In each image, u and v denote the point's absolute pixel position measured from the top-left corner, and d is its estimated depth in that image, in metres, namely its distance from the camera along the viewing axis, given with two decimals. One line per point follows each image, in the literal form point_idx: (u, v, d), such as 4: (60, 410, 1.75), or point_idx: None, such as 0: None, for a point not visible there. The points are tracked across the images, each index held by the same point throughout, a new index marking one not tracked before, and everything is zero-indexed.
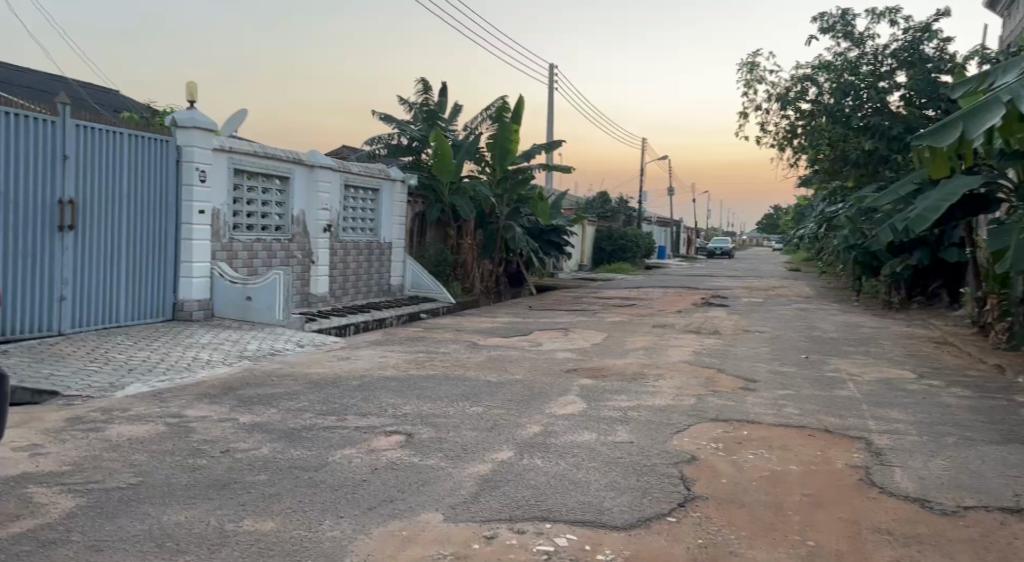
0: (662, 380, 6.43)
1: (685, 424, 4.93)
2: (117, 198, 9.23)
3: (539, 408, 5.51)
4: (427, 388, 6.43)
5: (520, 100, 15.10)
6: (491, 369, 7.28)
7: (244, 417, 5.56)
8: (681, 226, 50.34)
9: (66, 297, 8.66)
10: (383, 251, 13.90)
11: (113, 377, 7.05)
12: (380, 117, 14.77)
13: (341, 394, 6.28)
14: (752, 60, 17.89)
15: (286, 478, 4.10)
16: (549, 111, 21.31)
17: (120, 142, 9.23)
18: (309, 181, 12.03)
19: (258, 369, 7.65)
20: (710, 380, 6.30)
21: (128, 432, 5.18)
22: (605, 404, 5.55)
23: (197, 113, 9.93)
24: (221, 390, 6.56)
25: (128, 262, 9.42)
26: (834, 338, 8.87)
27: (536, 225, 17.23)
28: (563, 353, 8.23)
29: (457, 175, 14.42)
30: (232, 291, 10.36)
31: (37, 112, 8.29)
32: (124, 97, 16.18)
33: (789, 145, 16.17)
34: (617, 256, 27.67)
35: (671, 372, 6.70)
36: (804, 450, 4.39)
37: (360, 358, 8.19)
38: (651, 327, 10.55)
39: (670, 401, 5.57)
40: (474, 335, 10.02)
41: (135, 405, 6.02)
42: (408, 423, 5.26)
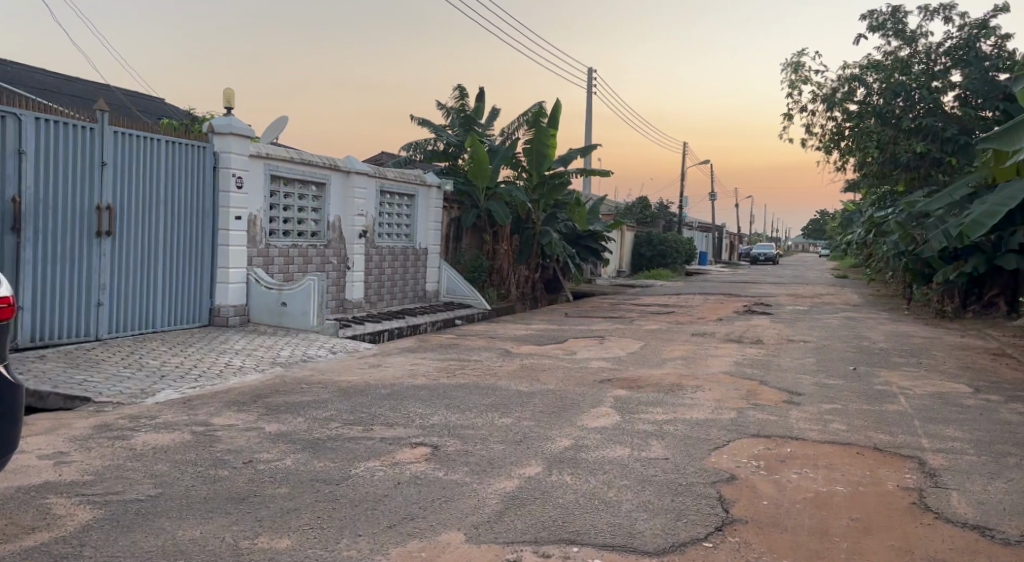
0: (700, 392, 6.19)
1: (724, 439, 4.70)
2: (155, 203, 9.27)
3: (571, 420, 5.32)
4: (456, 398, 6.28)
5: (557, 104, 14.95)
6: (524, 379, 7.11)
7: (270, 426, 5.47)
8: (724, 230, 49.60)
9: (103, 302, 8.71)
10: (419, 256, 13.83)
11: (145, 383, 7.03)
12: (417, 123, 14.72)
13: (370, 403, 6.16)
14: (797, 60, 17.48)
15: (307, 491, 3.97)
16: (587, 114, 21.10)
17: (157, 148, 9.26)
18: (346, 187, 12.01)
19: (289, 376, 7.58)
20: (750, 393, 6.05)
21: (154, 441, 5.11)
22: (640, 417, 5.34)
23: (235, 119, 9.93)
24: (251, 397, 6.49)
25: (164, 267, 9.45)
26: (883, 348, 8.51)
27: (573, 231, 17.03)
28: (598, 362, 8.02)
29: (494, 180, 14.29)
30: (267, 297, 10.34)
31: (76, 119, 8.34)
32: (166, 105, 16.40)
33: (836, 149, 15.73)
34: (657, 261, 27.30)
35: (710, 384, 6.46)
36: (852, 470, 4.13)
37: (392, 366, 8.08)
38: (690, 336, 10.27)
39: (708, 414, 5.33)
40: (509, 343, 9.85)
41: (164, 412, 5.97)
42: (435, 435, 5.11)
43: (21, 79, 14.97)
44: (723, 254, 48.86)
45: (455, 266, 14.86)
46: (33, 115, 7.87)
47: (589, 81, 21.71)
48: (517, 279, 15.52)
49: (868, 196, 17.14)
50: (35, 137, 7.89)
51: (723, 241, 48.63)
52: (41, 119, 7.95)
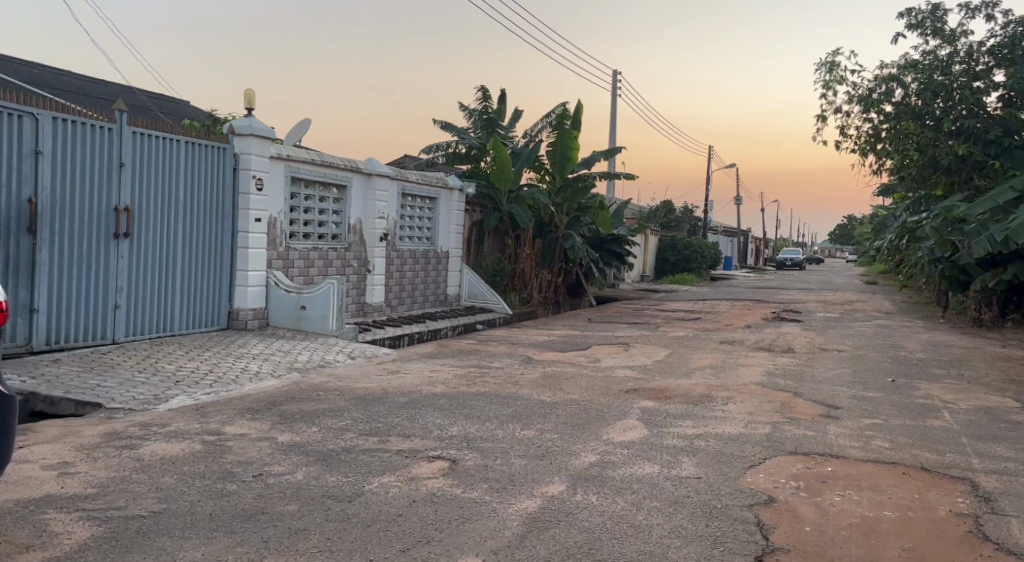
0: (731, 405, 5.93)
1: (760, 457, 4.42)
2: (174, 204, 9.14)
3: (596, 433, 5.07)
4: (476, 408, 6.05)
5: (582, 105, 14.70)
6: (546, 388, 6.87)
7: (283, 436, 5.27)
8: (749, 234, 48.99)
9: (121, 305, 8.59)
10: (440, 260, 13.63)
11: (159, 388, 6.87)
12: (439, 125, 14.54)
13: (387, 413, 5.95)
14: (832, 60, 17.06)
15: (317, 510, 3.75)
16: (612, 116, 20.84)
17: (177, 149, 9.13)
18: (367, 190, 11.83)
19: (306, 382, 7.40)
20: (785, 407, 5.77)
21: (162, 451, 4.93)
22: (669, 431, 5.08)
23: (255, 120, 9.79)
24: (265, 405, 6.30)
25: (183, 270, 9.32)
26: (922, 359, 8.16)
27: (597, 235, 16.76)
28: (623, 371, 7.76)
29: (516, 183, 14.07)
30: (287, 300, 10.17)
31: (94, 119, 8.22)
32: (189, 107, 16.37)
33: (871, 151, 15.31)
34: (681, 266, 26.91)
35: (742, 396, 6.19)
36: (899, 493, 3.85)
37: (411, 372, 7.86)
38: (718, 344, 9.96)
39: (742, 429, 5.06)
40: (531, 350, 9.61)
41: (176, 419, 5.80)
42: (453, 447, 4.89)
43: (44, 81, 15.00)
44: (748, 258, 48.24)
45: (477, 270, 14.65)
46: (50, 115, 7.76)
47: (613, 83, 21.43)
48: (540, 283, 15.28)
49: (902, 200, 16.68)
50: (52, 136, 7.78)
51: (748, 245, 48.01)
52: (58, 118, 7.84)
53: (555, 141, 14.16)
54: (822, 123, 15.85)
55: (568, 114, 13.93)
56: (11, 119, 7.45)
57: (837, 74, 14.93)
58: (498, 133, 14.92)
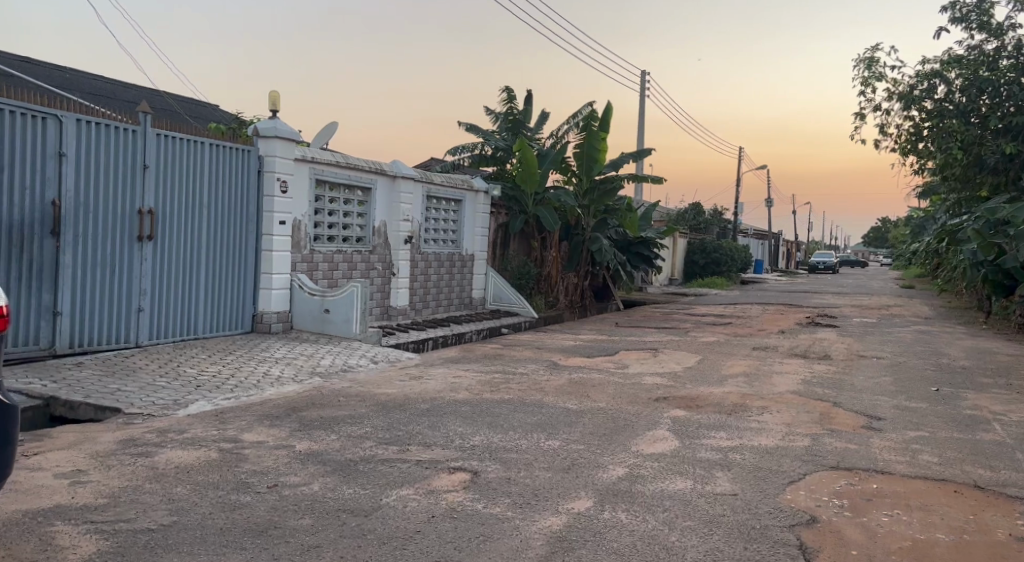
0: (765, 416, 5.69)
1: (799, 473, 4.17)
2: (198, 207, 9.07)
3: (624, 444, 4.86)
4: (500, 416, 5.87)
5: (610, 106, 14.49)
6: (572, 395, 6.67)
7: (301, 444, 5.12)
8: (780, 237, 48.32)
9: (144, 308, 8.53)
10: (465, 263, 13.49)
11: (179, 393, 6.77)
12: (465, 127, 14.41)
13: (408, 420, 5.78)
14: None
15: (333, 524, 3.58)
16: (640, 117, 20.57)
17: (201, 151, 9.06)
18: (392, 192, 11.72)
19: (327, 387, 7.26)
20: (823, 418, 5.52)
21: (178, 459, 4.80)
22: (702, 443, 4.85)
23: (279, 122, 9.71)
24: (285, 411, 6.17)
25: (207, 272, 9.24)
26: (967, 367, 7.83)
27: (624, 237, 16.52)
28: (652, 378, 7.52)
29: (542, 185, 13.89)
30: (311, 303, 10.07)
31: (118, 120, 8.15)
32: (217, 110, 16.41)
33: (913, 151, 14.88)
34: (710, 270, 26.51)
35: (777, 406, 5.94)
36: (953, 514, 3.59)
37: (434, 378, 7.69)
38: (751, 350, 9.69)
39: (778, 443, 4.78)
40: (557, 355, 9.41)
41: (193, 426, 5.68)
42: (475, 458, 4.72)
43: (74, 85, 15.10)
44: (779, 261, 47.57)
45: (502, 273, 14.48)
46: (74, 117, 7.70)
47: (642, 84, 21.15)
48: (566, 286, 15.08)
49: (943, 202, 16.20)
50: (76, 138, 7.72)
51: (779, 247, 47.32)
52: (82, 120, 7.77)
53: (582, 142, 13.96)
54: (861, 120, 15.46)
55: (596, 115, 13.73)
56: (35, 121, 7.39)
57: (877, 70, 14.54)
58: (524, 134, 14.75)
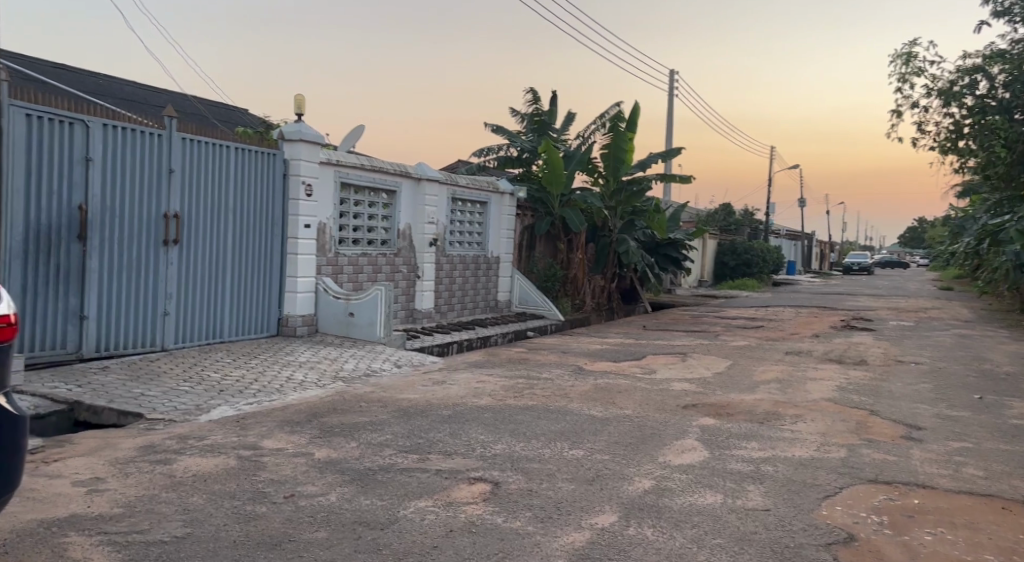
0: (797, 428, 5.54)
1: (833, 489, 4.13)
2: (224, 211, 9.08)
3: (651, 454, 4.77)
4: (523, 424, 5.77)
5: (637, 106, 14.33)
6: (598, 402, 6.55)
7: (320, 452, 5.05)
8: (812, 237, 47.63)
9: (169, 312, 8.53)
10: (491, 265, 13.40)
11: (201, 398, 6.73)
12: (491, 129, 14.32)
13: (430, 427, 5.70)
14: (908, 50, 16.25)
15: (347, 538, 3.50)
16: (669, 117, 20.37)
17: (226, 155, 9.05)
18: (417, 195, 11.66)
19: (350, 392, 7.21)
20: (858, 436, 5.36)
21: (197, 466, 4.76)
22: (731, 456, 4.74)
23: (304, 126, 9.69)
24: (307, 417, 6.11)
25: (233, 276, 9.24)
26: (1010, 374, 7.57)
27: (652, 239, 16.32)
28: (681, 384, 7.35)
29: (568, 187, 13.76)
30: (335, 306, 10.03)
31: (145, 125, 8.16)
32: (245, 114, 16.48)
33: (953, 149, 14.49)
34: (741, 271, 26.17)
35: (811, 419, 5.79)
36: (997, 535, 3.41)
37: (458, 383, 7.60)
38: (783, 355, 9.48)
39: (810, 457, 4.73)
40: (583, 359, 9.27)
41: (214, 432, 5.64)
42: (496, 468, 4.64)
43: (105, 90, 15.25)
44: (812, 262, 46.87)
45: (528, 275, 14.36)
46: (101, 122, 7.71)
47: (670, 84, 20.92)
48: (592, 289, 14.95)
49: (984, 201, 15.77)
50: (102, 143, 7.73)
51: (813, 247, 46.74)
52: (108, 125, 7.79)
53: (609, 143, 13.81)
54: (898, 118, 15.11)
55: (623, 115, 13.57)
56: (61, 126, 7.41)
57: (915, 66, 14.20)
58: (551, 135, 14.63)
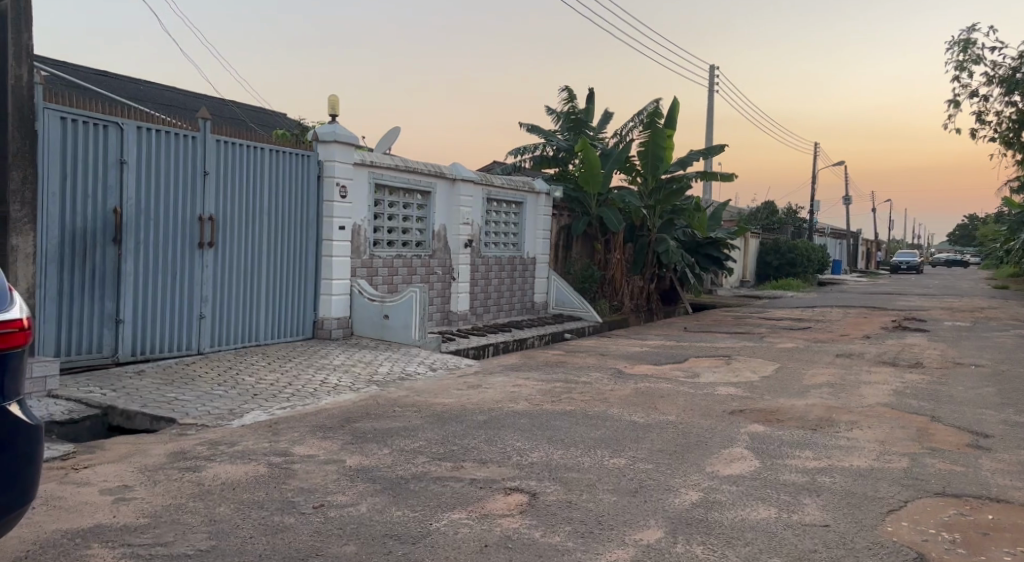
0: (850, 442, 5.29)
1: (891, 504, 4.02)
2: (258, 213, 9.00)
3: (698, 464, 4.69)
4: (562, 430, 5.59)
5: (676, 102, 14.04)
6: (639, 408, 6.34)
7: (352, 459, 4.89)
8: (858, 236, 46.57)
9: (205, 315, 8.45)
10: (527, 266, 13.20)
11: (235, 402, 6.61)
12: (526, 128, 14.13)
13: (466, 433, 5.54)
14: (966, 38, 15.69)
15: (377, 554, 3.36)
16: (709, 113, 20.00)
17: (261, 157, 8.98)
18: (452, 196, 11.52)
19: (385, 396, 7.09)
20: (917, 450, 5.09)
21: (226, 474, 4.64)
22: (781, 474, 4.53)
23: (339, 127, 9.59)
24: (340, 422, 5.97)
25: (268, 279, 9.16)
26: None
27: (692, 238, 15.98)
28: (726, 388, 7.22)
29: (606, 186, 13.51)
30: (370, 309, 9.92)
31: (179, 127, 8.10)
32: (282, 117, 16.53)
33: (1017, 139, 13.89)
34: (785, 271, 25.64)
35: (867, 435, 5.52)
36: None
37: (494, 387, 7.42)
38: (832, 359, 9.17)
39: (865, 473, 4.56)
40: (623, 362, 9.04)
41: (246, 437, 5.53)
42: (533, 478, 4.48)
43: (146, 95, 15.41)
44: (858, 261, 45.82)
45: (565, 276, 14.14)
46: (135, 124, 7.65)
47: (710, 79, 20.52)
48: (630, 290, 14.67)
49: None
50: (137, 146, 7.68)
51: (858, 246, 45.77)
52: (142, 128, 7.73)
53: (647, 141, 13.55)
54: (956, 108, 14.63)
55: (661, 112, 13.29)
56: (96, 129, 7.34)
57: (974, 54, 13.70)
58: (587, 134, 14.40)
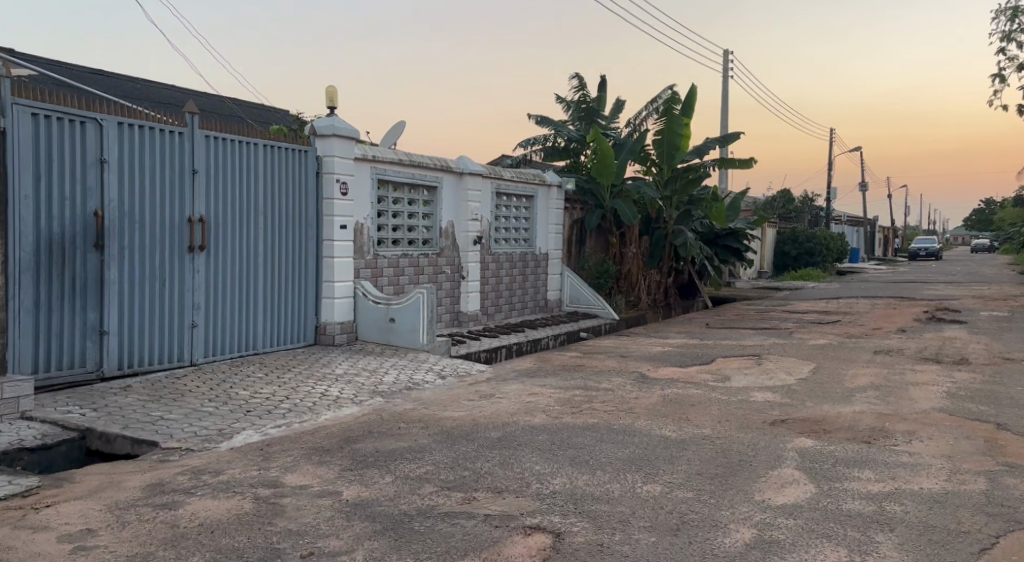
0: (914, 464, 4.68)
1: (970, 550, 3.47)
2: (252, 213, 8.41)
3: (746, 491, 4.19)
4: (586, 449, 5.01)
5: (692, 89, 13.41)
6: (669, 420, 5.75)
7: (350, 490, 4.31)
8: (876, 224, 45.60)
9: (198, 324, 7.87)
10: (539, 263, 12.60)
11: (225, 421, 6.01)
12: (535, 119, 13.50)
13: (478, 454, 4.95)
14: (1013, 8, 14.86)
15: None
16: (726, 99, 19.32)
17: (254, 153, 8.40)
18: (459, 190, 10.92)
19: (390, 409, 6.52)
20: (992, 474, 4.50)
21: (206, 512, 4.06)
22: (840, 507, 3.96)
23: (338, 120, 9.00)
24: (339, 443, 5.38)
25: (265, 282, 8.58)
26: None
27: (711, 229, 15.32)
28: (762, 394, 6.67)
29: (621, 176, 12.87)
30: (375, 312, 9.33)
31: (164, 122, 7.51)
32: (284, 113, 15.96)
33: None
34: (803, 261, 24.89)
35: (931, 454, 4.91)
36: None
37: (508, 396, 6.83)
38: (871, 358, 8.55)
39: (934, 504, 3.99)
40: (646, 364, 8.42)
41: (232, 464, 4.94)
42: (558, 512, 3.91)
43: (143, 94, 14.89)
44: (876, 248, 44.89)
45: (579, 271, 13.51)
46: (116, 120, 7.06)
47: (726, 65, 19.83)
48: (648, 284, 14.09)
49: None
50: (118, 143, 7.08)
51: (875, 233, 44.94)
52: (124, 123, 7.13)
53: (663, 129, 12.90)
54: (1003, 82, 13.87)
55: (677, 98, 12.66)
56: (73, 126, 6.76)
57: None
58: (600, 123, 13.76)
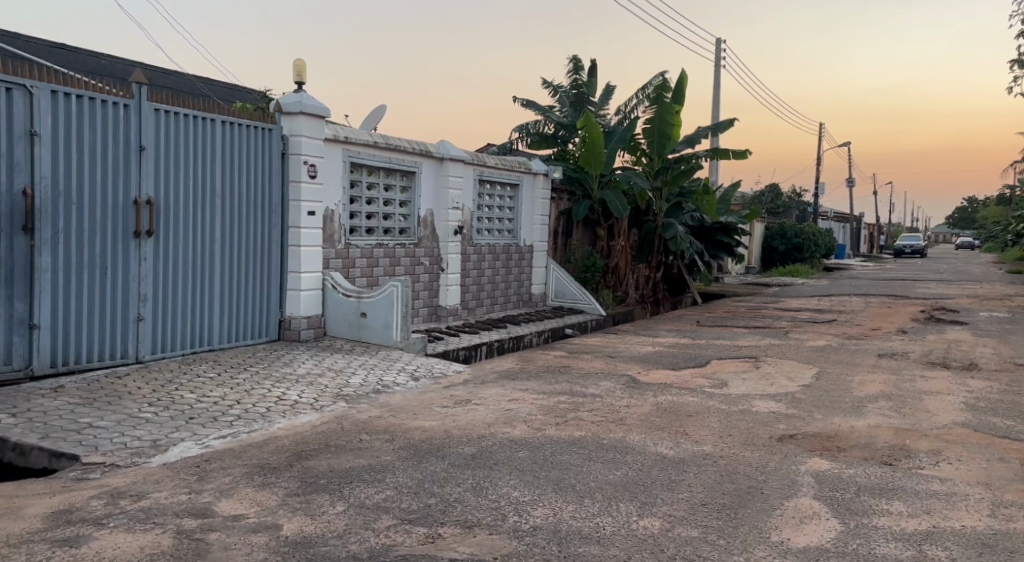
0: (949, 494, 4.05)
1: None
2: (207, 196, 7.65)
3: (761, 528, 3.56)
4: (572, 470, 4.36)
5: (684, 75, 12.76)
6: (665, 434, 5.11)
7: (292, 523, 3.63)
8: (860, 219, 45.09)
9: (145, 317, 7.11)
10: (523, 255, 11.93)
11: (162, 430, 5.30)
12: (521, 103, 12.81)
13: (448, 476, 4.27)
14: None
15: None
16: (718, 88, 18.70)
17: (210, 129, 7.64)
18: (439, 176, 10.21)
19: (353, 416, 5.83)
20: None
21: (114, 550, 3.38)
22: (875, 553, 3.32)
23: (305, 96, 8.27)
24: (288, 459, 4.69)
25: (221, 272, 7.82)
26: None
27: (702, 223, 14.68)
28: (764, 403, 6.05)
29: (610, 166, 12.20)
30: (345, 307, 8.61)
31: (107, 93, 6.75)
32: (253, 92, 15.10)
33: None
34: (792, 257, 24.36)
35: (965, 481, 4.28)
36: None
37: (486, 402, 6.15)
38: (876, 363, 7.95)
39: (983, 550, 3.36)
40: (636, 366, 7.78)
41: (161, 485, 4.24)
42: (538, 558, 3.26)
43: (103, 70, 14.02)
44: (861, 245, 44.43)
45: (565, 266, 12.84)
46: (48, 88, 6.31)
47: (717, 54, 19.17)
48: (636, 279, 13.48)
49: None
50: (51, 114, 6.34)
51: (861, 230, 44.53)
52: (59, 93, 6.38)
53: (654, 117, 12.24)
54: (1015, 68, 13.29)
55: (668, 84, 12.02)
56: None
57: None
58: (590, 109, 13.06)
